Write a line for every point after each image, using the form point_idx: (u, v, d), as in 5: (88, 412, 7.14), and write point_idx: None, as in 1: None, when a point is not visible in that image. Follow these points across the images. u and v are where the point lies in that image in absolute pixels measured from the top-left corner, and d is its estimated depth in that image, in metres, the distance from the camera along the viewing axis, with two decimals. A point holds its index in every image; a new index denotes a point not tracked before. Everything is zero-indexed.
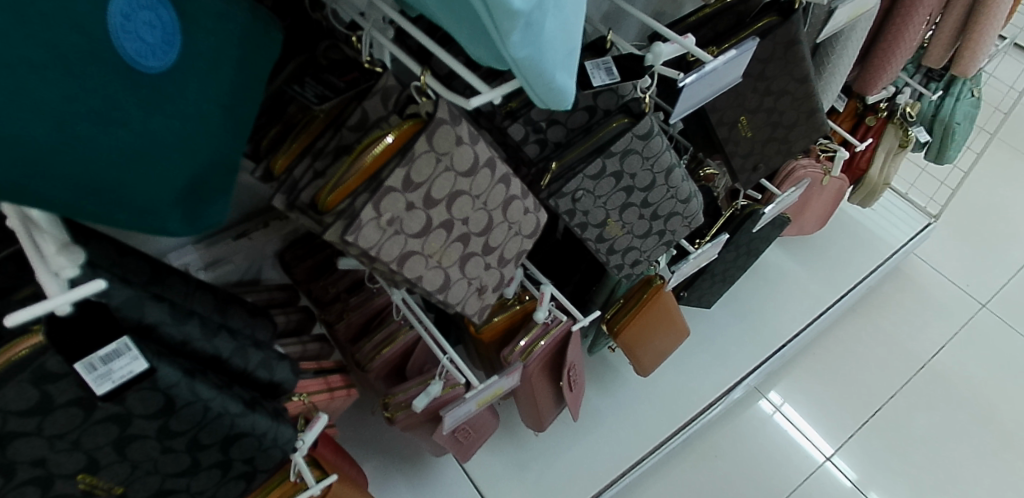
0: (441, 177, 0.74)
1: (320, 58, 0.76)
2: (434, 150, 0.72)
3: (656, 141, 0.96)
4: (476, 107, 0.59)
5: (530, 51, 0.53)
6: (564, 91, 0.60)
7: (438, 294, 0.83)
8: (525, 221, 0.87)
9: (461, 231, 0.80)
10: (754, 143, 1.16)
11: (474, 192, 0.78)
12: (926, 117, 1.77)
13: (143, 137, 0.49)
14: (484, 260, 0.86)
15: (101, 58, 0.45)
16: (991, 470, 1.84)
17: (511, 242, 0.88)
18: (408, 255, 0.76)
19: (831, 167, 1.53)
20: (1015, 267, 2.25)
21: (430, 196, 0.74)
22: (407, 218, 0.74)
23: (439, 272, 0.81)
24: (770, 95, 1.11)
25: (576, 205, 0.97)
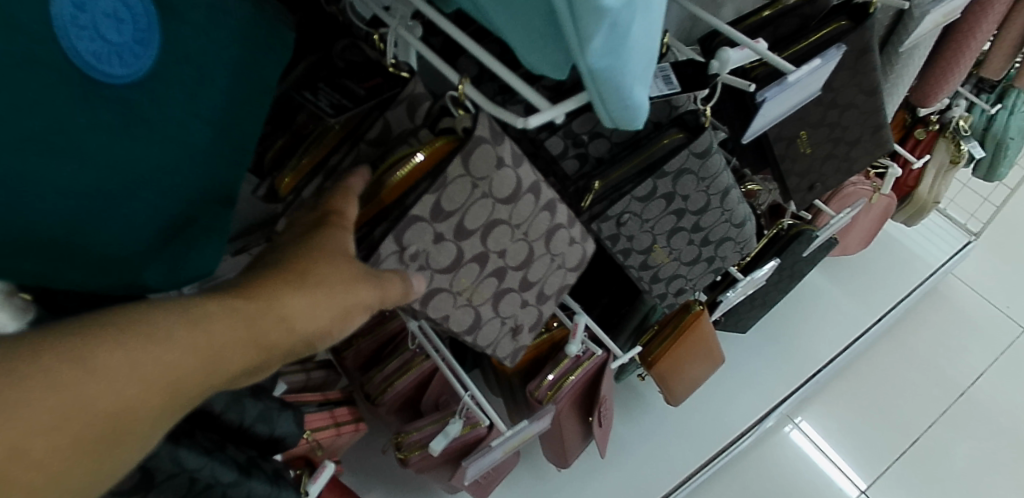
0: (477, 204, 0.66)
1: (337, 60, 0.64)
2: (470, 175, 0.63)
3: (714, 159, 0.85)
4: (533, 124, 0.52)
5: (610, 62, 0.42)
6: (640, 112, 0.48)
7: (467, 337, 0.74)
8: (570, 253, 0.78)
9: (496, 264, 0.71)
10: (813, 161, 1.03)
11: (514, 221, 0.70)
12: (976, 130, 1.61)
13: (102, 167, 0.39)
14: (521, 296, 0.77)
15: (42, 62, 0.35)
16: None
17: (551, 278, 0.79)
18: (433, 293, 0.68)
19: (882, 184, 1.41)
20: None
21: (462, 227, 0.66)
22: (439, 250, 0.65)
23: (468, 311, 0.72)
24: (835, 108, 0.99)
25: (621, 230, 0.86)
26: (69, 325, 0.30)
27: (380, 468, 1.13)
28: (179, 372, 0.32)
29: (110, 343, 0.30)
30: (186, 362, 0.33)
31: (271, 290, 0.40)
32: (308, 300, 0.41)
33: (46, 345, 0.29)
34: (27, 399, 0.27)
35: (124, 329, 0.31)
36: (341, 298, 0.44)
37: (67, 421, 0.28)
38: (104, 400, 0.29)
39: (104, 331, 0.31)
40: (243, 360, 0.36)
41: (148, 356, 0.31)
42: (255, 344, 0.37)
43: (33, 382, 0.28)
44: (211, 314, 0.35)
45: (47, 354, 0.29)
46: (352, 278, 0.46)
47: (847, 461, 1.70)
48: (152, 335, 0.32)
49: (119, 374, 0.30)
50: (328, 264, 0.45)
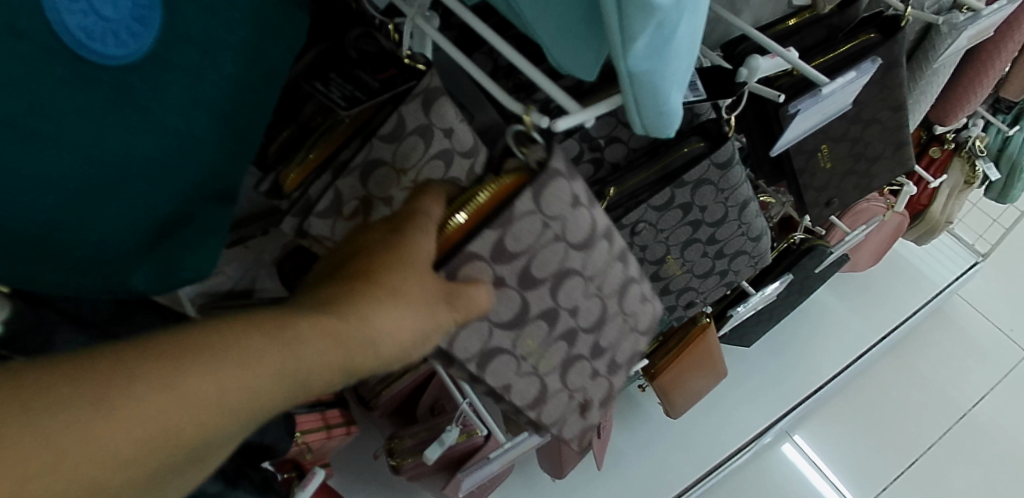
0: (545, 249, 0.63)
1: (349, 48, 0.59)
2: (542, 211, 0.61)
3: (734, 171, 0.82)
4: (563, 127, 0.49)
5: (652, 64, 0.39)
6: (675, 120, 0.45)
7: (530, 408, 0.72)
8: (637, 310, 0.76)
9: (567, 325, 0.69)
10: (832, 176, 1.00)
11: (585, 273, 0.67)
12: (991, 151, 1.59)
13: (106, 171, 0.38)
14: (591, 365, 0.74)
15: (27, 39, 0.33)
16: None
17: (613, 342, 0.75)
18: (492, 352, 0.66)
19: (895, 201, 1.39)
20: None
21: (528, 276, 0.63)
22: (504, 307, 0.64)
23: (532, 380, 0.70)
24: (858, 123, 0.96)
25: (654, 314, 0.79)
26: (165, 343, 0.31)
27: (374, 472, 1.10)
28: (256, 399, 0.32)
29: (203, 372, 0.30)
30: (262, 392, 0.32)
31: (362, 309, 0.38)
32: (393, 319, 0.40)
33: (123, 373, 0.29)
34: (117, 428, 0.28)
35: (204, 355, 0.31)
36: (425, 318, 0.43)
37: (155, 447, 0.29)
38: (186, 430, 0.30)
39: (190, 359, 0.30)
40: (323, 380, 0.36)
41: (233, 386, 0.31)
42: (323, 369, 0.36)
43: (124, 416, 0.28)
44: (288, 332, 0.34)
45: (143, 371, 0.29)
46: (432, 295, 0.44)
47: (841, 478, 1.66)
48: (240, 362, 0.32)
49: (200, 403, 0.30)
50: (417, 277, 0.43)
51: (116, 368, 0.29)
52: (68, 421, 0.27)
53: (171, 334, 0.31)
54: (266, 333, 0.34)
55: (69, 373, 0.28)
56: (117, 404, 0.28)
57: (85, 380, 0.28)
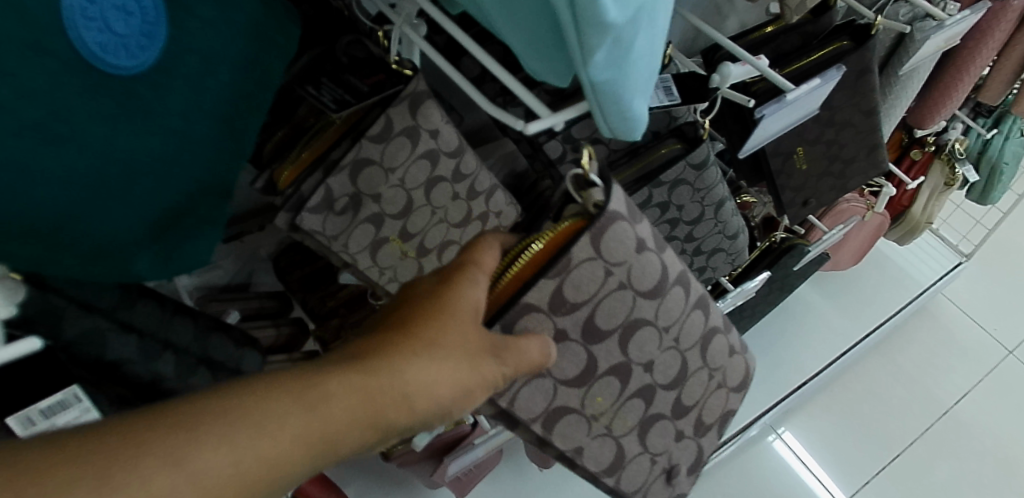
0: (608, 297, 0.65)
1: (339, 53, 0.59)
2: (605, 260, 0.64)
3: (710, 171, 0.86)
4: (533, 131, 0.53)
5: (610, 75, 0.42)
6: (640, 124, 0.49)
7: (607, 472, 0.75)
8: (725, 365, 0.80)
9: (642, 383, 0.72)
10: (808, 177, 1.04)
11: (658, 323, 0.70)
12: (971, 153, 1.63)
13: (120, 170, 0.42)
14: (674, 423, 0.78)
15: (55, 55, 0.37)
16: None
17: (691, 396, 0.78)
18: (561, 411, 0.69)
19: (875, 202, 1.43)
20: None
21: (593, 328, 0.66)
22: (570, 364, 0.67)
23: (609, 442, 0.74)
24: (832, 126, 1.00)
25: (730, 364, 0.81)
26: (209, 404, 0.35)
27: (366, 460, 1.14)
28: (292, 458, 0.36)
29: (242, 432, 0.34)
30: (297, 451, 0.36)
31: (396, 366, 0.42)
32: (426, 375, 0.43)
33: (172, 435, 0.33)
34: (164, 487, 0.32)
35: (245, 416, 0.35)
36: (462, 374, 0.46)
37: None
38: (225, 490, 0.33)
39: (231, 420, 0.35)
40: (357, 437, 0.40)
41: (267, 445, 0.35)
42: (344, 432, 0.39)
43: (171, 476, 0.32)
44: (327, 401, 0.38)
45: (189, 431, 0.33)
46: (473, 350, 0.48)
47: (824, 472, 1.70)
48: (274, 423, 0.36)
49: (238, 462, 0.34)
50: (454, 333, 0.46)
51: (166, 431, 0.33)
52: (121, 485, 0.31)
53: (215, 395, 0.35)
54: (302, 395, 0.37)
55: (127, 438, 0.32)
56: (165, 466, 0.32)
57: (138, 445, 0.32)
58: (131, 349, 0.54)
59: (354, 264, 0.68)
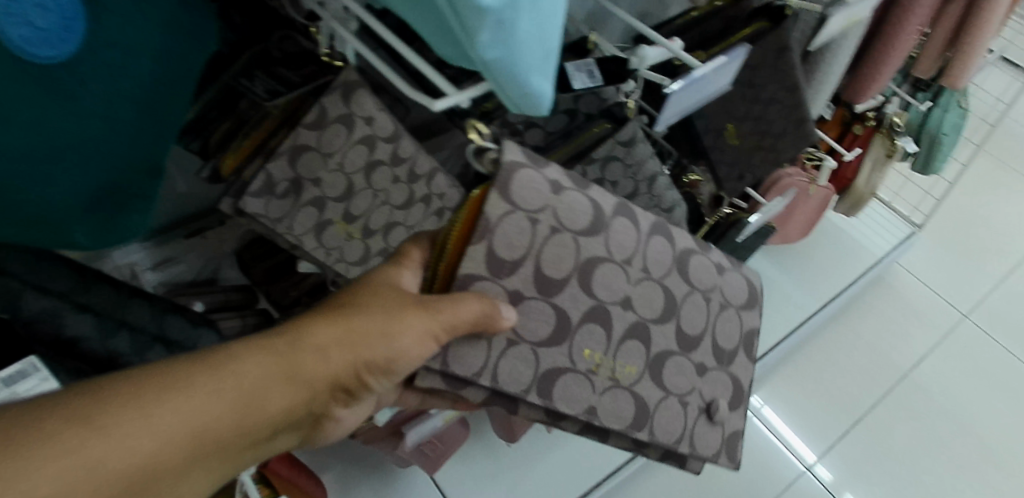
0: (548, 245, 0.71)
1: (274, 50, 0.74)
2: (523, 209, 0.69)
3: (639, 148, 0.92)
4: (439, 107, 0.58)
5: (499, 53, 0.48)
6: (541, 98, 0.55)
7: (639, 428, 0.79)
8: (717, 281, 0.86)
9: (631, 325, 0.78)
10: (740, 152, 1.14)
11: (617, 258, 0.75)
12: (912, 127, 1.70)
13: (47, 152, 0.49)
14: (688, 358, 0.83)
15: None
16: (972, 484, 1.72)
17: (697, 323, 0.83)
18: (556, 370, 0.74)
19: (818, 175, 1.50)
20: (1000, 275, 2.14)
21: (546, 282, 0.72)
22: (538, 323, 0.72)
23: (623, 394, 0.78)
24: (759, 102, 1.07)
25: (724, 280, 0.87)
26: (172, 366, 0.48)
27: None
28: (240, 405, 0.50)
29: (196, 385, 0.48)
30: (241, 398, 0.50)
31: (316, 341, 0.56)
32: (340, 345, 0.57)
33: (145, 386, 0.46)
34: (141, 422, 0.45)
35: (198, 374, 0.49)
36: (380, 342, 0.59)
37: (171, 438, 0.46)
38: (188, 425, 0.47)
39: (186, 377, 0.48)
40: (290, 394, 0.53)
41: (215, 394, 0.49)
42: (277, 388, 0.52)
43: (144, 413, 0.45)
44: (256, 354, 0.52)
45: (157, 382, 0.47)
46: (394, 323, 0.61)
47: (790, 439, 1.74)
48: (220, 378, 0.49)
49: (196, 405, 0.47)
50: (370, 313, 0.60)
51: (141, 385, 0.46)
52: (108, 420, 0.44)
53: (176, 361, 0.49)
54: (242, 360, 0.51)
55: (111, 389, 0.45)
56: (141, 407, 0.45)
57: (120, 392, 0.45)
58: (87, 327, 0.60)
59: (301, 245, 0.79)
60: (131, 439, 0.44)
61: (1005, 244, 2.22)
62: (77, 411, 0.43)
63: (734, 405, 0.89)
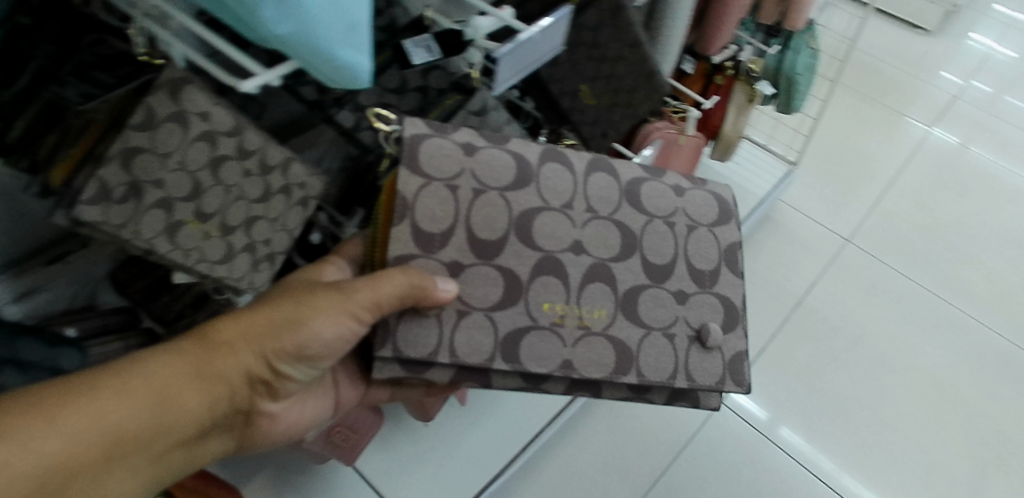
0: (473, 209, 0.91)
1: (88, 53, 0.78)
2: (433, 178, 0.90)
3: (492, 116, 1.01)
4: (243, 87, 0.64)
5: (286, 27, 0.53)
6: (358, 71, 0.59)
7: (624, 372, 0.94)
8: (672, 212, 1.00)
9: (594, 270, 0.95)
10: (598, 111, 1.20)
11: (554, 206, 0.94)
12: (769, 71, 1.77)
13: None
14: (663, 290, 0.98)
15: None
16: (869, 392, 1.82)
17: (664, 251, 0.98)
18: (522, 328, 0.91)
19: (686, 126, 1.58)
20: (876, 196, 2.26)
21: (480, 238, 0.91)
22: (487, 289, 0.91)
23: (599, 338, 0.94)
24: (606, 62, 1.14)
25: (685, 201, 1.02)
26: (136, 359, 0.70)
27: None
28: (182, 385, 0.72)
29: (153, 371, 0.70)
30: (182, 380, 0.72)
31: (235, 340, 0.77)
32: (254, 341, 0.78)
33: (117, 373, 0.68)
34: (116, 397, 0.67)
35: (153, 364, 0.70)
36: (287, 336, 0.80)
37: (137, 408, 0.67)
38: (149, 398, 0.69)
39: (145, 366, 0.70)
40: (220, 377, 0.75)
41: (165, 378, 0.70)
42: (210, 372, 0.74)
43: (119, 391, 0.67)
44: (180, 355, 0.73)
45: (126, 371, 0.68)
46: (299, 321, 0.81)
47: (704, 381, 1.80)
48: (168, 367, 0.71)
49: (152, 385, 0.69)
50: (281, 315, 0.81)
51: (116, 372, 0.68)
52: (94, 396, 0.65)
53: (139, 356, 0.71)
54: (183, 354, 0.73)
55: (97, 375, 0.67)
56: (115, 387, 0.67)
57: (102, 379, 0.67)
58: None
59: (155, 250, 0.83)
60: (111, 408, 0.66)
61: (877, 169, 2.34)
62: (72, 391, 0.65)
63: (729, 326, 1.00)
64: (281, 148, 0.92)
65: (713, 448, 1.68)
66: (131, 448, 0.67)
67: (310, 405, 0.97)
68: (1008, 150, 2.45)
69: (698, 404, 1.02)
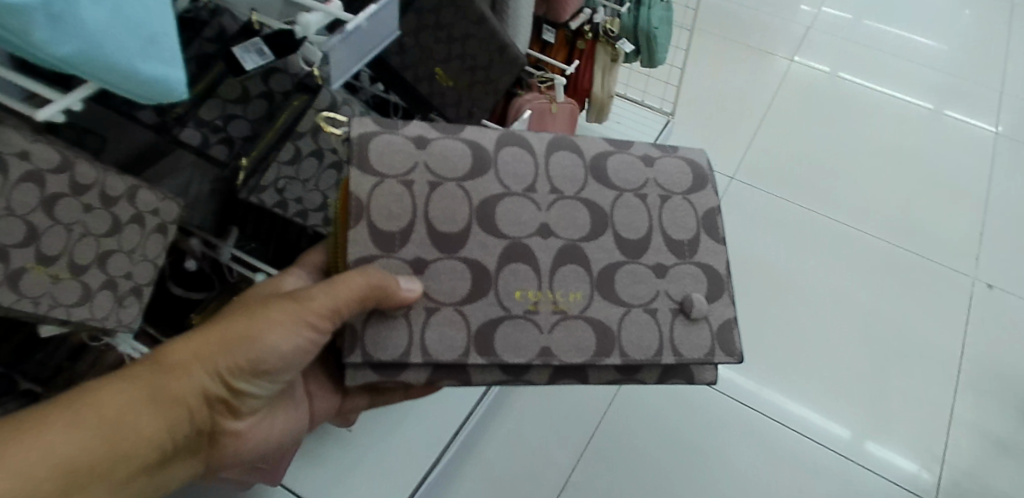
0: (430, 204, 0.91)
1: None
2: (382, 176, 0.90)
3: (342, 111, 1.08)
4: (44, 115, 0.67)
5: (74, 44, 0.60)
6: (167, 83, 0.66)
7: (607, 354, 0.92)
8: (636, 185, 0.99)
9: (568, 249, 0.94)
10: (460, 92, 1.22)
11: (515, 190, 0.94)
12: (628, 30, 1.77)
13: None
14: (642, 265, 0.96)
15: None
16: (775, 315, 1.91)
17: (637, 225, 0.97)
18: (496, 319, 0.90)
19: (556, 94, 1.63)
20: (751, 132, 2.38)
21: (440, 231, 0.91)
22: (455, 282, 0.90)
23: (577, 321, 0.93)
24: (455, 41, 1.16)
25: (655, 171, 1.00)
26: (81, 391, 0.71)
27: None
28: (130, 411, 0.72)
29: (98, 401, 0.71)
30: (129, 407, 0.73)
31: (187, 360, 0.77)
32: (204, 360, 0.78)
33: (61, 406, 0.70)
34: (60, 430, 0.68)
35: (98, 393, 0.71)
36: (240, 351, 0.79)
37: (83, 439, 0.69)
38: (94, 427, 0.70)
39: (89, 397, 0.71)
40: (174, 398, 0.76)
41: (111, 406, 0.71)
42: (162, 395, 0.75)
43: (62, 424, 0.68)
44: (130, 382, 0.74)
45: (71, 403, 0.70)
46: (251, 334, 0.80)
47: None
48: (113, 395, 0.72)
49: (98, 415, 0.70)
50: (233, 330, 0.80)
51: (61, 406, 0.70)
52: (36, 431, 0.67)
53: (86, 387, 0.72)
54: (130, 381, 0.74)
55: (41, 411, 0.68)
56: (59, 420, 0.69)
57: (46, 413, 0.68)
58: None
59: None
60: (55, 441, 0.67)
61: (747, 106, 2.47)
62: (16, 428, 0.66)
63: (713, 296, 0.98)
64: (123, 178, 0.90)
65: (640, 404, 1.71)
66: (83, 478, 0.69)
67: (291, 418, 0.96)
68: (865, 71, 2.63)
69: (693, 379, 0.99)
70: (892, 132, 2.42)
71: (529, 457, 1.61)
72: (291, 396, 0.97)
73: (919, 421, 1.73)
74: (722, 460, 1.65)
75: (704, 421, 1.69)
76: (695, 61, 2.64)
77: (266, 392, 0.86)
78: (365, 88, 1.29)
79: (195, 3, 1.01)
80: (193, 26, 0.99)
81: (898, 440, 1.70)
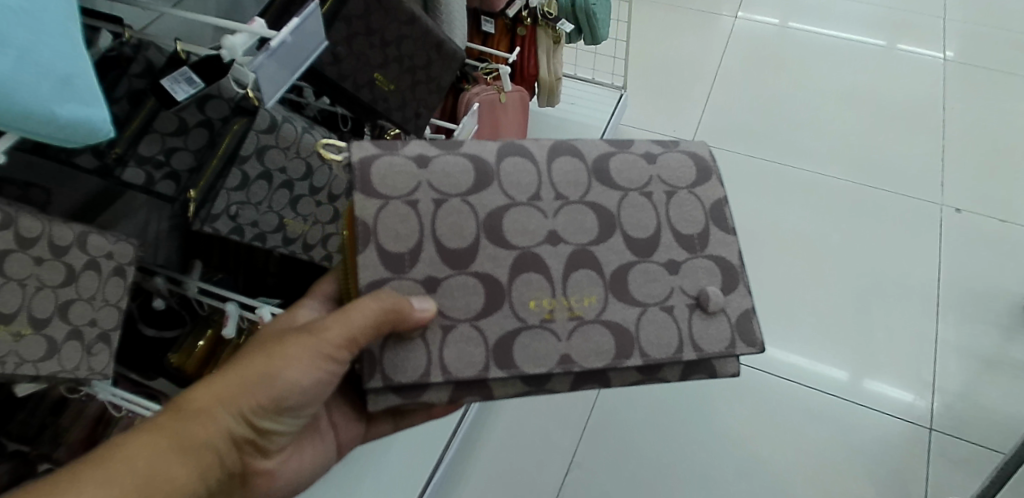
0: (436, 222, 0.88)
1: None
2: (388, 198, 0.87)
3: (285, 129, 1.13)
4: None
5: None
6: (87, 123, 0.66)
7: (627, 356, 0.89)
8: (640, 182, 0.95)
9: (578, 252, 0.91)
10: (403, 94, 1.22)
11: (517, 200, 0.91)
12: (566, 9, 1.80)
13: None
14: (654, 263, 0.93)
15: None
16: (753, 270, 1.93)
17: (644, 223, 0.93)
18: (512, 333, 0.87)
19: (503, 84, 1.62)
20: (703, 95, 2.40)
21: (447, 248, 0.88)
22: (468, 298, 0.87)
23: (594, 325, 0.90)
24: (390, 45, 1.18)
25: (659, 167, 0.96)
26: (107, 449, 0.69)
27: None
28: (160, 462, 0.71)
29: (126, 456, 0.69)
30: (158, 458, 0.71)
31: (210, 405, 0.76)
32: (227, 402, 0.77)
33: (87, 466, 0.67)
34: (91, 489, 0.66)
35: (124, 449, 0.70)
36: (264, 389, 0.78)
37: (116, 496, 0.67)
38: (125, 483, 0.68)
39: (117, 453, 0.69)
40: (201, 444, 0.74)
41: (141, 459, 0.70)
42: (190, 442, 0.73)
43: (92, 483, 0.66)
44: (155, 433, 0.72)
45: (99, 462, 0.68)
46: (270, 371, 0.79)
47: None
48: (141, 448, 0.70)
49: (128, 469, 0.68)
50: (252, 369, 0.79)
51: (88, 466, 0.68)
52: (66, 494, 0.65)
53: (111, 444, 0.70)
54: (155, 432, 0.72)
55: (70, 474, 0.66)
56: (88, 479, 0.66)
57: (74, 475, 0.66)
58: None
59: None
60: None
61: (699, 68, 2.49)
62: (44, 492, 0.64)
63: (729, 288, 0.94)
64: (69, 225, 0.90)
65: (628, 395, 1.70)
66: None
67: (320, 452, 0.95)
68: (807, 18, 2.66)
69: (716, 373, 0.94)
70: (842, 73, 2.46)
71: (532, 443, 1.62)
72: (316, 431, 0.94)
73: (906, 349, 1.77)
74: (720, 417, 1.67)
75: (695, 384, 1.71)
76: (637, 31, 2.65)
77: (291, 430, 0.85)
78: (310, 104, 1.29)
79: (117, 39, 0.99)
80: (119, 63, 0.99)
81: (892, 374, 1.72)
